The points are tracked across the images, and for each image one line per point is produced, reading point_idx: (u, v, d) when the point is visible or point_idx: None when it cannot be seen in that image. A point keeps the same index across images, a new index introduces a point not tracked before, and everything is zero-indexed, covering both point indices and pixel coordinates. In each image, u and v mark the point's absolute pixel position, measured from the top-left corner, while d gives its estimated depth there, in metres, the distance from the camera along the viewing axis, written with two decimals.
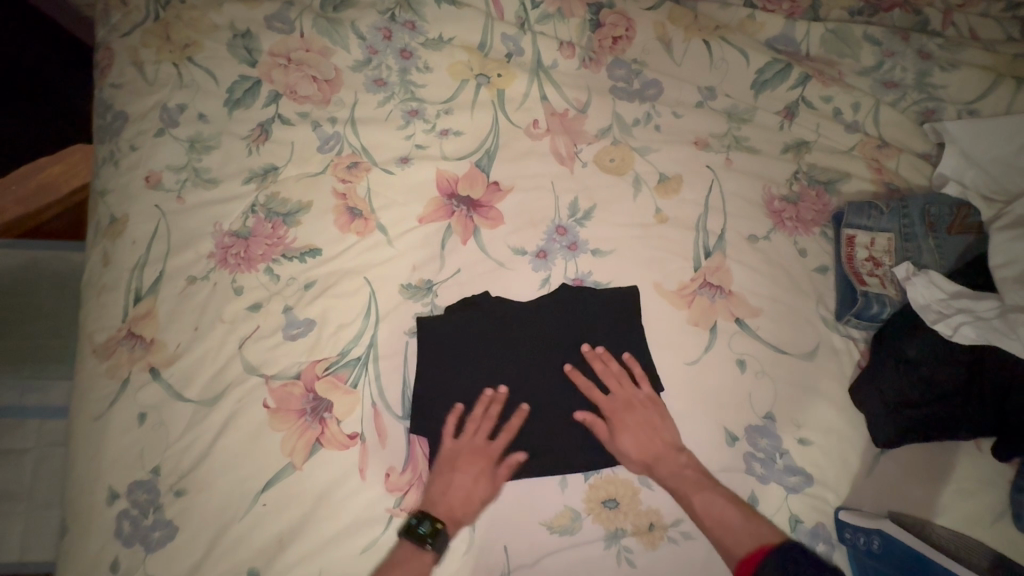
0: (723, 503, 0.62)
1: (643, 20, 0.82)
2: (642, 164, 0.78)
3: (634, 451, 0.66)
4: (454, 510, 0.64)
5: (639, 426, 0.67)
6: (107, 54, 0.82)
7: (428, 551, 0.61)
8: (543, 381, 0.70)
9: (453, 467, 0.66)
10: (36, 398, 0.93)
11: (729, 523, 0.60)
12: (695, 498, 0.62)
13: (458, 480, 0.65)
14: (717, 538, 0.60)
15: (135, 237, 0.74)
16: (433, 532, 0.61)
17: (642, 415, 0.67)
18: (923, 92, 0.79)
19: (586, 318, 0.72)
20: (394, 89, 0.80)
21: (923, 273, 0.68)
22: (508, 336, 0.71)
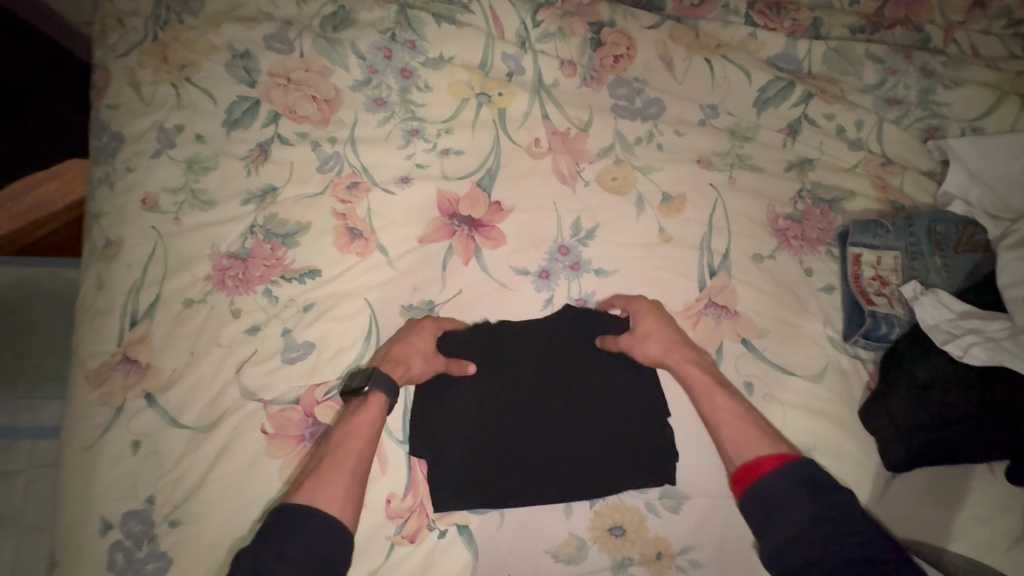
0: (742, 408, 0.62)
1: (644, 39, 0.82)
2: (645, 183, 0.77)
3: (655, 339, 0.67)
4: (401, 353, 0.66)
5: (655, 330, 0.67)
6: (104, 75, 0.81)
7: (371, 398, 0.62)
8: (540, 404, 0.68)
9: (409, 332, 0.67)
10: (28, 418, 0.90)
11: (744, 428, 0.60)
12: (716, 395, 0.63)
13: (409, 340, 0.67)
14: (729, 436, 0.60)
15: (130, 260, 0.73)
16: (366, 377, 0.62)
17: (658, 308, 0.69)
18: (926, 109, 0.79)
19: (586, 342, 0.70)
20: (394, 109, 0.79)
21: (931, 292, 0.67)
22: (501, 359, 0.69)
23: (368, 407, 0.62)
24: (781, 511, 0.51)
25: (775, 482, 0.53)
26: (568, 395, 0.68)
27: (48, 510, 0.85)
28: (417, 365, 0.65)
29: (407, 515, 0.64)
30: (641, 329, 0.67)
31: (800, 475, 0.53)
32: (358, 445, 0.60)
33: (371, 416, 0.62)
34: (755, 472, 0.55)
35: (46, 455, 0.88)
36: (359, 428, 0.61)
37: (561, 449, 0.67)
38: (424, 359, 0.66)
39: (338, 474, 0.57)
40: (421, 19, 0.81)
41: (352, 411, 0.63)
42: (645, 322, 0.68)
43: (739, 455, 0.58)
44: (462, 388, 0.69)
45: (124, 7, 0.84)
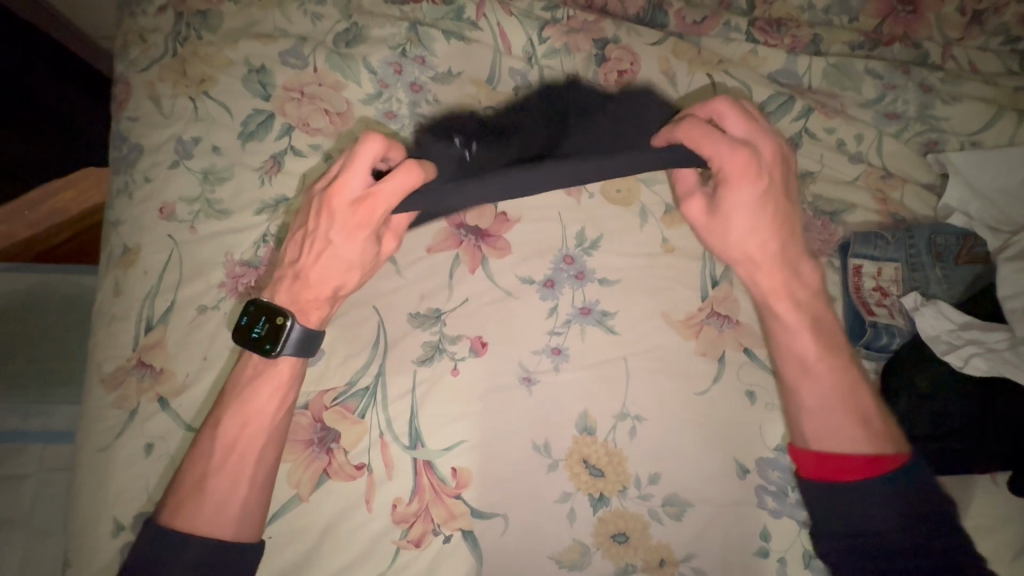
0: (847, 382, 0.59)
1: (647, 54, 0.82)
2: (648, 196, 0.79)
3: (740, 234, 0.58)
4: (312, 273, 0.59)
5: (739, 217, 0.57)
6: (125, 88, 0.84)
7: (281, 362, 0.60)
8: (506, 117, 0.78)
9: (327, 236, 0.58)
10: (39, 422, 0.92)
11: (844, 414, 0.59)
12: (819, 367, 0.59)
13: (336, 247, 0.58)
14: (822, 423, 0.59)
15: (147, 267, 0.75)
16: (273, 332, 0.58)
17: (751, 188, 0.56)
18: (925, 123, 0.80)
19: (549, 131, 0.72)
20: (404, 121, 0.82)
21: (932, 303, 0.68)
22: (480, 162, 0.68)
23: (274, 370, 0.60)
24: (869, 534, 0.55)
25: (880, 484, 0.56)
26: (572, 403, 0.70)
27: (59, 511, 0.86)
28: (349, 281, 0.60)
29: (412, 519, 0.66)
30: (731, 211, 0.57)
31: (902, 477, 0.56)
32: (260, 439, 0.60)
33: (278, 381, 0.60)
34: (847, 470, 0.57)
35: (57, 458, 0.90)
36: (248, 422, 0.59)
37: (565, 457, 0.68)
38: (355, 272, 0.60)
39: (234, 487, 0.58)
40: (431, 36, 0.84)
41: (256, 386, 0.60)
42: (737, 214, 0.57)
43: (836, 441, 0.58)
44: (470, 393, 0.71)
45: (144, 23, 0.87)
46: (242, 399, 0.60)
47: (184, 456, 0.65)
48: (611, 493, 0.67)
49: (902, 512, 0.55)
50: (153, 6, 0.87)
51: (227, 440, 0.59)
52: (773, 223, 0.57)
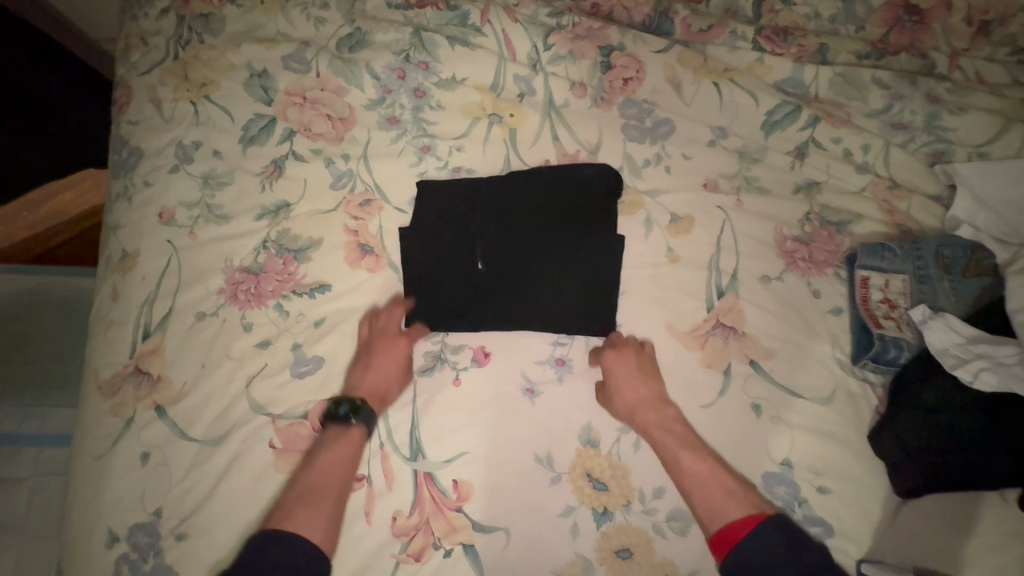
0: (718, 474, 0.62)
1: (653, 62, 0.82)
2: (653, 205, 0.77)
3: (625, 384, 0.68)
4: (370, 381, 0.69)
5: (625, 366, 0.69)
6: (126, 91, 0.83)
7: (354, 430, 0.65)
8: (520, 204, 0.76)
9: (369, 352, 0.71)
10: (34, 426, 0.91)
11: (716, 491, 0.61)
12: (682, 459, 0.64)
13: (380, 362, 0.70)
14: (701, 505, 0.61)
15: (145, 273, 0.74)
16: (354, 409, 0.65)
17: (631, 350, 0.70)
18: (932, 134, 0.79)
19: (541, 236, 0.75)
20: (407, 127, 0.81)
21: (940, 316, 0.67)
22: (473, 273, 0.74)
23: (344, 441, 0.65)
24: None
25: (756, 539, 0.56)
26: (576, 415, 0.69)
27: (54, 515, 0.85)
28: (393, 390, 0.69)
29: (412, 533, 0.65)
30: (614, 372, 0.69)
31: (777, 527, 0.57)
32: (335, 482, 0.63)
33: (352, 443, 0.65)
34: (733, 539, 0.58)
35: (52, 462, 0.89)
36: (328, 469, 0.63)
37: (568, 470, 0.67)
38: (398, 382, 0.70)
39: (316, 518, 0.60)
40: (434, 41, 0.82)
41: (329, 441, 0.65)
42: (619, 374, 0.68)
43: (717, 518, 0.60)
44: (472, 404, 0.70)
45: (146, 26, 0.86)
46: (321, 450, 0.65)
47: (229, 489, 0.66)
48: (615, 507, 0.66)
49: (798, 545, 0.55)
50: (155, 9, 0.86)
51: (306, 483, 0.62)
52: (643, 379, 0.68)
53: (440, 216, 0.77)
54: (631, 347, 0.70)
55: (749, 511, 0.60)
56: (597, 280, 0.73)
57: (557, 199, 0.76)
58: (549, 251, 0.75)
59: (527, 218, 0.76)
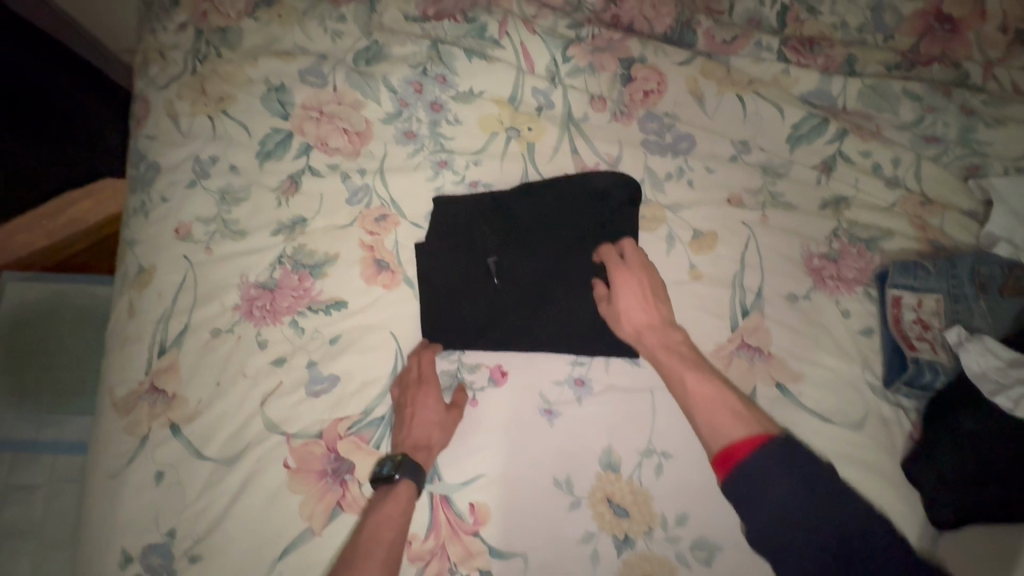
0: (725, 395, 0.59)
1: (675, 75, 0.80)
2: (674, 221, 0.76)
3: (631, 312, 0.67)
4: (414, 438, 0.66)
5: (633, 295, 0.68)
6: (144, 105, 0.83)
7: (401, 484, 0.62)
8: (535, 224, 0.74)
9: (403, 408, 0.68)
10: (51, 433, 0.92)
11: (719, 410, 0.57)
12: (688, 382, 0.61)
13: (421, 417, 0.67)
14: (704, 424, 0.58)
15: (162, 289, 0.74)
16: (397, 465, 0.62)
17: (640, 284, 0.68)
18: (966, 147, 0.77)
19: (557, 261, 0.73)
20: (424, 141, 0.80)
21: (977, 337, 0.64)
22: (494, 299, 0.73)
23: (393, 502, 0.62)
24: (762, 488, 0.50)
25: (755, 458, 0.51)
26: (596, 437, 0.68)
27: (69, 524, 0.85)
28: (436, 439, 0.66)
29: (428, 557, 0.63)
30: (620, 302, 0.68)
31: (779, 449, 0.51)
32: (386, 540, 0.59)
33: (401, 501, 0.62)
34: (736, 457, 0.52)
35: (68, 470, 0.89)
36: (380, 530, 0.60)
37: (588, 495, 0.66)
38: (438, 428, 0.67)
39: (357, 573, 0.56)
40: (452, 54, 0.81)
41: (382, 497, 0.62)
42: (623, 302, 0.68)
43: (720, 438, 0.55)
44: (489, 424, 0.69)
45: (164, 40, 0.86)
46: (374, 509, 0.62)
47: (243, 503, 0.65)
48: (637, 534, 0.64)
49: (801, 469, 0.50)
50: (174, 23, 0.86)
51: (360, 541, 0.59)
52: (650, 305, 0.67)
53: (457, 241, 0.75)
54: (639, 266, 0.69)
55: (756, 429, 0.54)
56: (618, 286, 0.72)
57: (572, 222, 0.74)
58: (568, 273, 0.73)
59: (540, 241, 0.74)
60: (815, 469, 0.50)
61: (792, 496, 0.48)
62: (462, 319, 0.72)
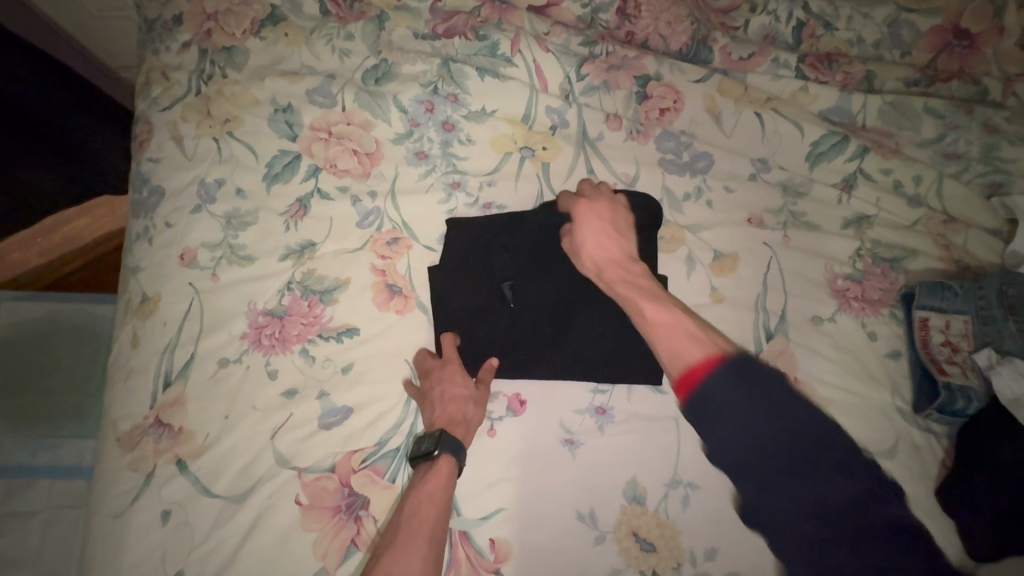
0: (684, 320, 0.54)
1: (692, 92, 0.78)
2: (694, 242, 0.74)
3: (593, 247, 0.65)
4: (447, 411, 0.65)
5: (598, 233, 0.65)
6: (147, 127, 0.81)
7: (440, 461, 0.61)
8: (547, 246, 0.72)
9: (428, 388, 0.67)
10: (46, 457, 0.88)
11: (679, 330, 0.53)
12: (647, 308, 0.57)
13: (451, 393, 0.66)
14: (663, 348, 0.52)
15: (167, 318, 0.71)
16: (435, 442, 0.61)
17: (607, 220, 0.66)
18: (989, 165, 0.75)
19: (575, 286, 0.71)
20: (435, 162, 0.78)
21: (1008, 361, 0.63)
22: (511, 325, 0.70)
23: (434, 482, 0.60)
24: (722, 407, 0.45)
25: (714, 377, 0.46)
26: (620, 469, 0.65)
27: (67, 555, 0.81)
28: (471, 414, 0.66)
29: None
30: (583, 239, 0.65)
31: (737, 365, 0.46)
32: (430, 520, 0.58)
33: (442, 478, 0.60)
34: (694, 375, 0.48)
35: (66, 496, 0.85)
36: (425, 508, 0.58)
37: (613, 529, 0.63)
38: (472, 402, 0.66)
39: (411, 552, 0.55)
40: (463, 72, 0.80)
41: (421, 474, 0.61)
42: (581, 240, 0.65)
43: (678, 357, 0.50)
44: (506, 456, 0.66)
45: (168, 60, 0.83)
46: (416, 488, 0.60)
47: (254, 541, 0.62)
48: (664, 570, 0.62)
49: (755, 381, 0.45)
50: (177, 42, 0.84)
51: (403, 521, 0.58)
52: (613, 237, 0.65)
53: (474, 266, 0.72)
54: (603, 203, 0.68)
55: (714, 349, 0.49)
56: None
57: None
58: (586, 298, 0.71)
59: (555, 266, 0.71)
60: (775, 386, 0.45)
61: (749, 409, 0.44)
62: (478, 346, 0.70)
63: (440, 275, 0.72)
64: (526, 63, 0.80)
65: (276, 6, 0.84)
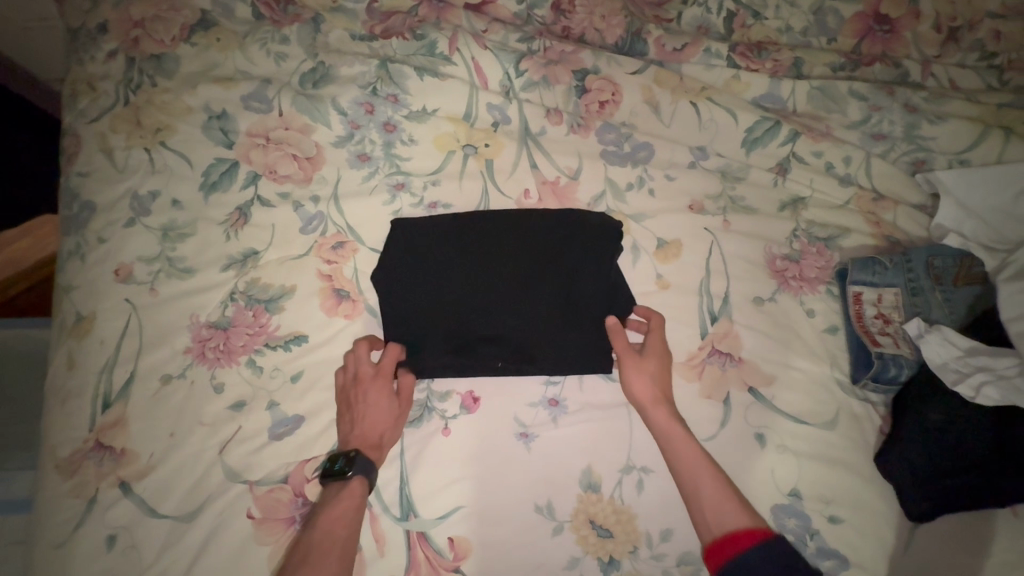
0: (729, 486, 0.60)
1: (629, 84, 0.80)
2: (639, 231, 0.75)
3: (650, 392, 0.65)
4: (362, 424, 0.65)
5: (655, 375, 0.66)
6: (75, 140, 0.78)
7: (353, 481, 0.61)
8: (494, 243, 0.73)
9: (352, 403, 0.66)
10: None
11: (721, 496, 0.58)
12: (698, 466, 0.60)
13: (369, 412, 0.65)
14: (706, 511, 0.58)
15: (104, 337, 0.69)
16: (349, 462, 0.61)
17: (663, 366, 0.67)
18: (912, 143, 0.79)
19: (526, 280, 0.71)
20: (378, 163, 0.77)
21: (936, 329, 0.66)
22: (465, 325, 0.70)
23: (346, 499, 0.60)
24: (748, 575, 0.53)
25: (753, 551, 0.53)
26: (575, 460, 0.66)
27: None
28: (387, 435, 0.65)
29: None
30: (641, 381, 0.65)
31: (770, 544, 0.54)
32: (340, 538, 0.58)
33: (354, 498, 0.60)
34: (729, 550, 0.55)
35: None
36: (334, 526, 0.58)
37: (570, 518, 0.64)
38: (389, 426, 0.65)
39: (323, 561, 0.56)
40: (403, 72, 0.79)
41: (332, 491, 0.61)
42: (634, 386, 0.65)
43: (718, 525, 0.57)
44: (462, 455, 0.66)
45: (93, 70, 0.80)
46: (326, 507, 0.60)
47: (204, 559, 0.61)
48: (621, 555, 0.63)
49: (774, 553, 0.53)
50: (103, 52, 0.81)
51: (314, 534, 0.58)
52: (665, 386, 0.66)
53: (424, 267, 0.72)
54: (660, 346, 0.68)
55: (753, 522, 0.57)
56: (604, 307, 0.71)
57: (542, 235, 0.73)
58: (538, 292, 0.71)
59: (506, 261, 0.72)
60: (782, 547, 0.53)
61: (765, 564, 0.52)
62: (428, 347, 0.69)
63: (391, 275, 0.72)
64: (464, 60, 0.80)
65: (205, 12, 0.83)
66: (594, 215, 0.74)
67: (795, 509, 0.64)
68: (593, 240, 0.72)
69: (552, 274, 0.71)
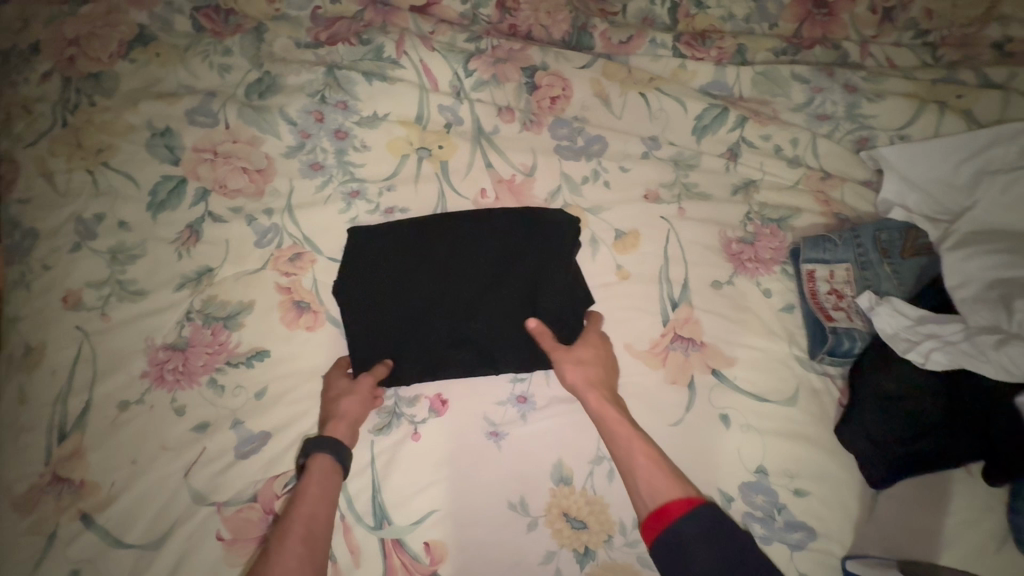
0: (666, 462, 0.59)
1: (578, 79, 0.81)
2: (596, 223, 0.76)
3: (583, 379, 0.65)
4: (330, 413, 0.64)
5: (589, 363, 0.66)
6: (11, 165, 0.75)
7: (313, 461, 0.60)
8: (450, 247, 0.72)
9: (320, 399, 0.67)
10: None
11: (656, 473, 0.58)
12: (633, 444, 0.60)
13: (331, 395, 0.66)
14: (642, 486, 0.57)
15: (55, 367, 0.67)
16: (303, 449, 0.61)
17: (598, 355, 0.67)
18: (854, 122, 0.81)
19: (487, 283, 0.71)
20: (332, 172, 0.76)
21: (886, 300, 0.68)
22: (426, 332, 0.70)
23: (310, 479, 0.59)
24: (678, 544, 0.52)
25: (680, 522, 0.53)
26: (546, 454, 0.66)
27: None
28: (347, 406, 0.64)
29: None
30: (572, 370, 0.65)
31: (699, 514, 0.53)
32: (305, 516, 0.57)
33: (318, 478, 0.60)
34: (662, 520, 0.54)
35: None
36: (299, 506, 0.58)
37: (544, 513, 0.64)
38: (349, 395, 0.65)
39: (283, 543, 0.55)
40: (351, 78, 0.78)
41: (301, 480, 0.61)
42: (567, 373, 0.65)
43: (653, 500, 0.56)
44: (432, 459, 0.66)
45: (28, 92, 0.78)
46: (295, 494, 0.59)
47: None
48: (597, 545, 0.63)
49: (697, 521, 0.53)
50: (37, 73, 0.78)
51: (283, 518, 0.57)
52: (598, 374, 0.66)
53: (381, 275, 0.72)
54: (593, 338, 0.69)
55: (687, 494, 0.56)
56: (567, 303, 0.71)
57: (501, 236, 0.73)
58: (499, 293, 0.71)
59: (464, 265, 0.72)
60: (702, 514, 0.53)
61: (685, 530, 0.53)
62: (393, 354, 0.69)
63: (352, 283, 0.71)
64: (412, 63, 0.80)
65: (143, 26, 0.81)
66: (553, 214, 0.74)
67: (765, 487, 0.65)
68: (550, 237, 0.73)
69: (512, 275, 0.71)
